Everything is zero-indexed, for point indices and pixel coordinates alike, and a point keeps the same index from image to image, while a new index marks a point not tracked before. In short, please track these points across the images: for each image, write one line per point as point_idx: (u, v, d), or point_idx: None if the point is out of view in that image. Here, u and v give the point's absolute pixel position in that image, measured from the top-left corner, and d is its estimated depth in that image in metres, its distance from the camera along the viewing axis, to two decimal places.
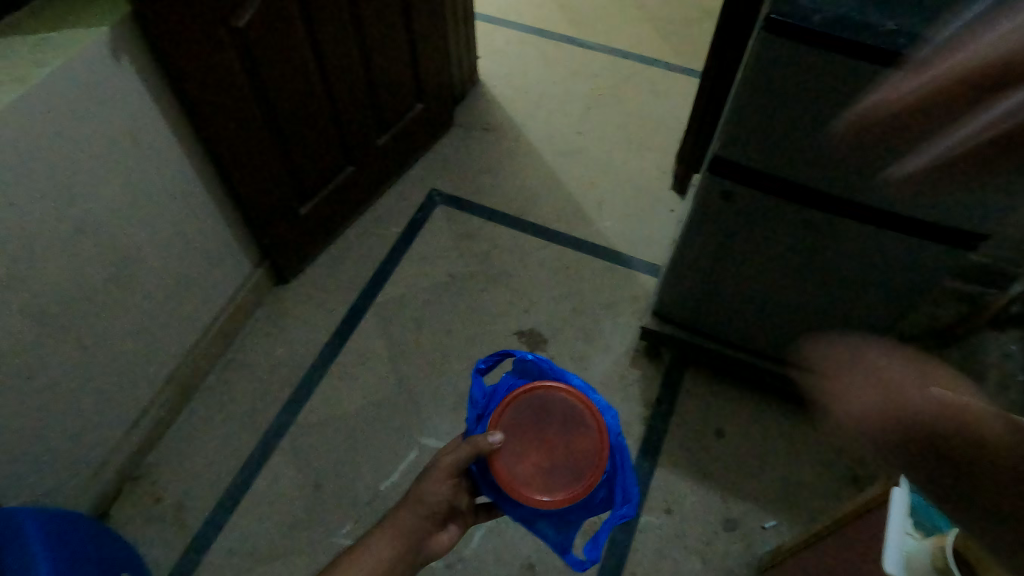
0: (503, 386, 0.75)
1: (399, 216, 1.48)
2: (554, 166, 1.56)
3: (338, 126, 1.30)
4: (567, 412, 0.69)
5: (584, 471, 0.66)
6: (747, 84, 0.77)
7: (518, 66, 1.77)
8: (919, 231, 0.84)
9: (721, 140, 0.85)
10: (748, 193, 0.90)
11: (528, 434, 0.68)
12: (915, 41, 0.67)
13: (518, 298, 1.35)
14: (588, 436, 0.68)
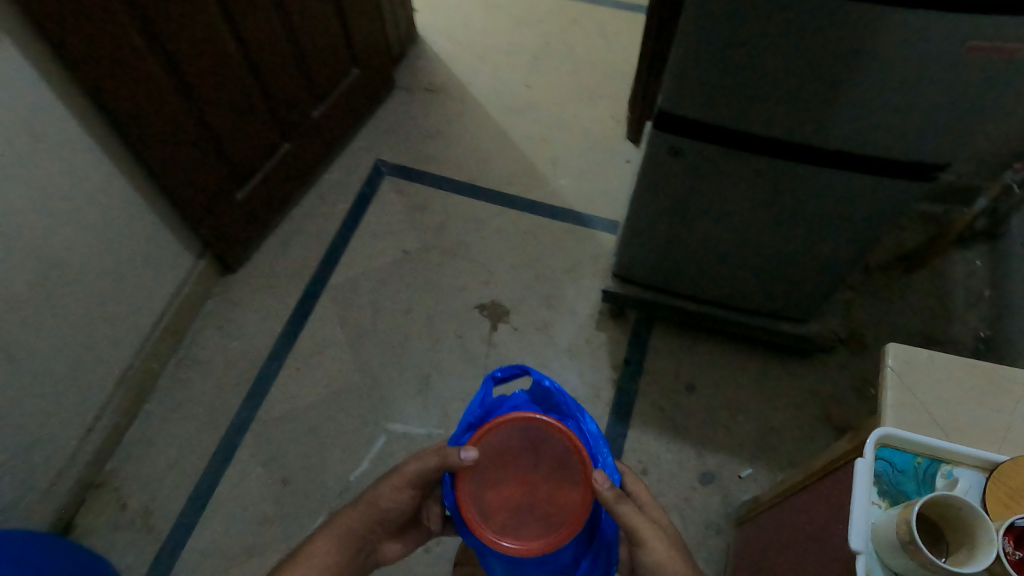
0: (510, 402, 0.74)
1: (345, 192, 1.39)
2: (505, 124, 1.48)
3: (267, 101, 1.20)
4: (558, 456, 0.66)
5: (554, 524, 0.63)
6: (691, 27, 0.71)
7: (459, 17, 1.66)
8: (873, 167, 0.81)
9: (667, 91, 0.80)
10: (698, 147, 0.85)
11: (508, 463, 0.66)
12: None
13: (477, 268, 1.31)
14: (572, 491, 0.64)
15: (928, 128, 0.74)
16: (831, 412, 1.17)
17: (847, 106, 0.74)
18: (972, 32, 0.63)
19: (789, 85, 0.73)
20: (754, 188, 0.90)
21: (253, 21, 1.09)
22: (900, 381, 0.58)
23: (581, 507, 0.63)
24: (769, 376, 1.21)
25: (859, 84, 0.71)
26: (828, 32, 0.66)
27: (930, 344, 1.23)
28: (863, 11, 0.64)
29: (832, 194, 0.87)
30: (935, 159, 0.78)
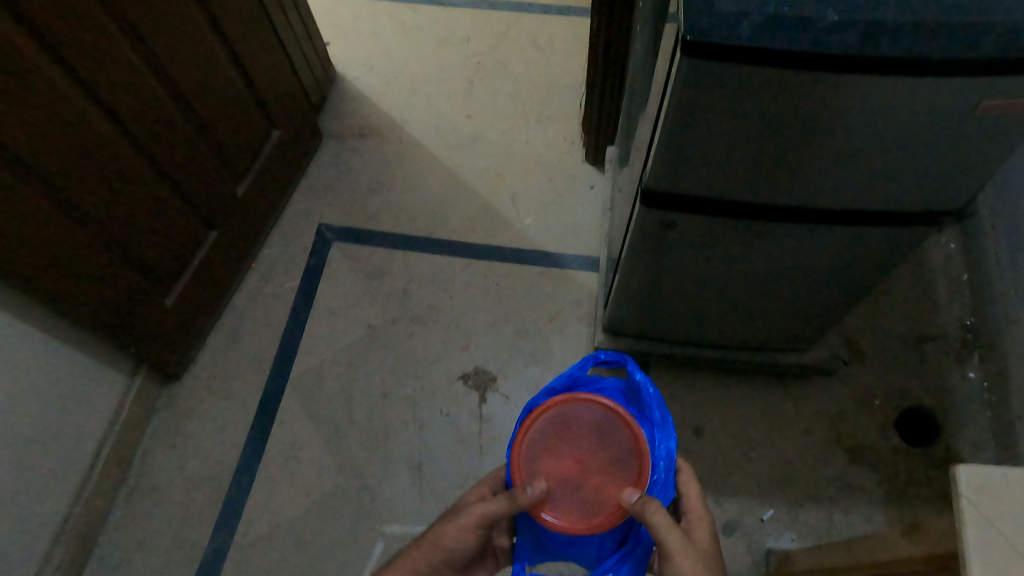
0: (600, 386, 0.70)
1: (290, 268, 1.24)
2: (452, 164, 1.34)
3: (181, 194, 1.04)
4: (621, 452, 0.62)
5: (590, 514, 0.59)
6: (678, 109, 0.60)
7: (378, 45, 1.47)
8: (878, 220, 0.74)
9: (654, 172, 0.70)
10: (688, 219, 0.76)
11: (570, 440, 0.62)
12: (872, 36, 0.51)
13: (451, 333, 1.19)
14: (620, 491, 0.60)
15: (940, 178, 0.66)
16: (840, 431, 1.13)
17: (855, 168, 0.66)
18: (993, 93, 0.55)
19: (788, 157, 0.65)
20: (755, 250, 0.82)
21: (142, 109, 0.91)
22: (981, 517, 0.48)
23: (620, 505, 0.59)
24: (774, 404, 1.16)
25: (868, 148, 0.62)
26: (835, 102, 0.57)
27: (923, 340, 1.19)
28: (872, 83, 0.54)
29: (841, 245, 0.79)
30: (946, 206, 0.71)
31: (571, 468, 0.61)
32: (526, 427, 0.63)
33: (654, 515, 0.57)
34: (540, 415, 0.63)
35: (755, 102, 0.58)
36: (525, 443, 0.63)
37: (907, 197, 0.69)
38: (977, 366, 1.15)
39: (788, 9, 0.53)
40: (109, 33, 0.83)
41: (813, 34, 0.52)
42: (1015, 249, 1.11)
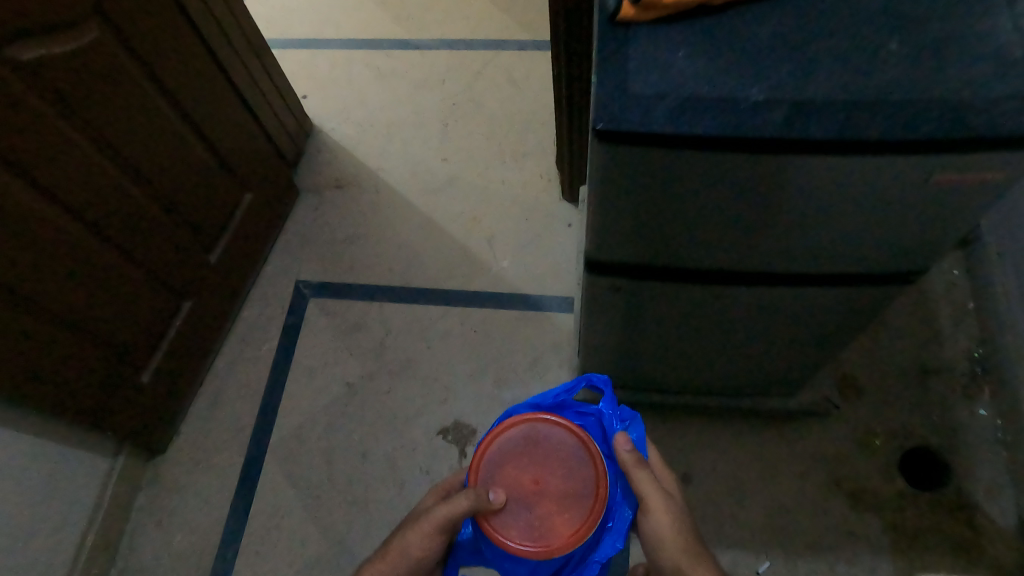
0: (585, 412, 0.66)
1: (269, 328, 1.24)
2: (428, 211, 1.31)
3: (150, 270, 1.06)
4: (579, 488, 0.57)
5: (531, 539, 0.56)
6: (604, 187, 0.57)
7: (353, 93, 1.45)
8: (845, 278, 0.68)
9: (595, 246, 0.66)
10: (643, 284, 0.72)
11: (535, 458, 0.58)
12: (796, 116, 0.47)
13: (430, 387, 1.17)
14: (568, 525, 0.56)
15: (902, 242, 0.62)
16: (838, 474, 1.07)
17: (806, 238, 0.61)
18: (941, 169, 0.50)
19: (729, 228, 0.61)
20: (720, 308, 0.77)
21: (95, 189, 0.92)
22: None
23: (563, 539, 0.55)
24: (769, 448, 1.11)
25: (816, 218, 0.58)
26: (767, 177, 0.53)
27: (926, 373, 1.13)
28: (804, 159, 0.50)
29: (808, 305, 0.74)
30: (917, 264, 0.66)
31: (527, 487, 0.57)
32: (497, 431, 0.60)
33: (640, 472, 0.62)
34: (514, 424, 0.60)
35: (683, 179, 0.55)
36: (494, 445, 0.59)
37: (869, 262, 0.65)
38: (987, 402, 1.08)
39: (704, 90, 0.49)
40: (52, 119, 0.84)
41: (730, 116, 0.48)
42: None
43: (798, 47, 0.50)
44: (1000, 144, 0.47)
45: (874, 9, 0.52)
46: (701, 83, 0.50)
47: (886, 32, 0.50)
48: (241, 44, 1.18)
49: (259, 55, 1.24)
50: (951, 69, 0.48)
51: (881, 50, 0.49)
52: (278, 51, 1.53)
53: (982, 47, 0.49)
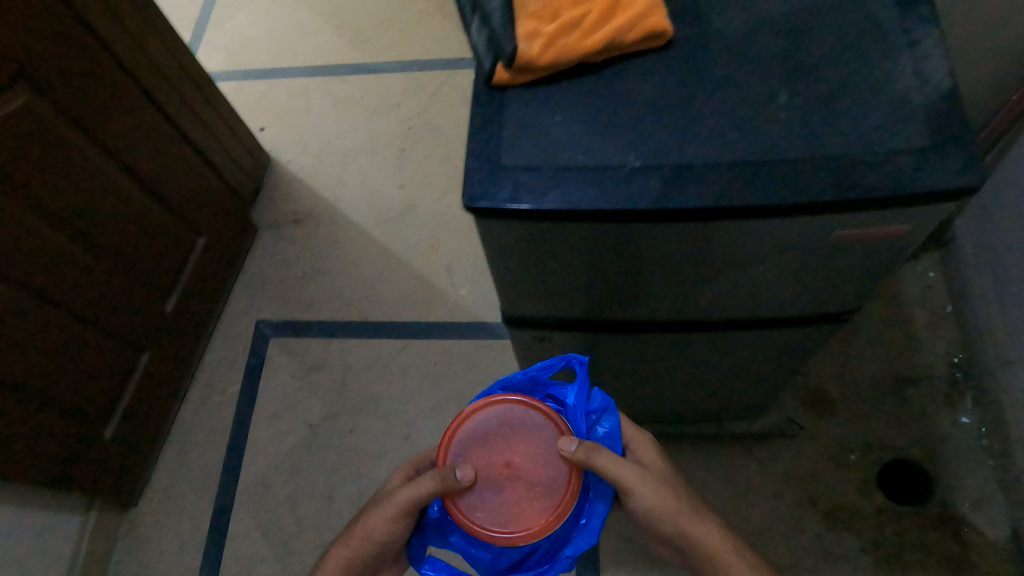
0: (562, 404, 0.57)
1: (231, 370, 1.23)
2: (386, 240, 1.30)
3: (104, 327, 1.04)
4: (554, 480, 0.49)
5: (498, 525, 0.48)
6: (499, 253, 0.55)
7: (309, 123, 1.43)
8: (771, 323, 0.65)
9: (509, 302, 0.64)
10: (563, 334, 0.70)
11: (509, 440, 0.50)
12: (678, 185, 0.44)
13: (394, 424, 1.15)
14: (537, 515, 0.48)
15: (824, 288, 0.58)
16: (814, 494, 1.01)
17: (718, 291, 0.58)
18: (846, 224, 0.47)
19: (636, 286, 0.59)
20: (652, 351, 0.74)
21: (40, 255, 0.91)
22: None
23: (532, 529, 0.48)
24: (739, 468, 1.05)
25: (722, 273, 0.55)
26: (662, 242, 0.50)
27: (903, 383, 1.07)
28: (695, 227, 0.47)
29: (741, 345, 0.72)
30: (845, 306, 0.62)
31: (496, 471, 0.49)
32: (471, 407, 0.51)
33: (600, 457, 0.51)
34: (489, 402, 0.51)
35: (577, 245, 0.52)
36: (466, 421, 0.51)
37: (790, 309, 0.62)
38: (971, 410, 1.03)
39: (583, 158, 0.46)
40: None
41: (610, 186, 0.45)
42: (1003, 275, 0.99)
43: (685, 104, 0.47)
44: (902, 201, 0.43)
45: (769, 54, 0.48)
46: (581, 150, 0.46)
47: (779, 80, 0.47)
48: (187, 86, 1.16)
49: (208, 93, 1.21)
50: (842, 123, 0.45)
51: (773, 103, 0.46)
52: (235, 82, 1.51)
53: (882, 96, 0.45)
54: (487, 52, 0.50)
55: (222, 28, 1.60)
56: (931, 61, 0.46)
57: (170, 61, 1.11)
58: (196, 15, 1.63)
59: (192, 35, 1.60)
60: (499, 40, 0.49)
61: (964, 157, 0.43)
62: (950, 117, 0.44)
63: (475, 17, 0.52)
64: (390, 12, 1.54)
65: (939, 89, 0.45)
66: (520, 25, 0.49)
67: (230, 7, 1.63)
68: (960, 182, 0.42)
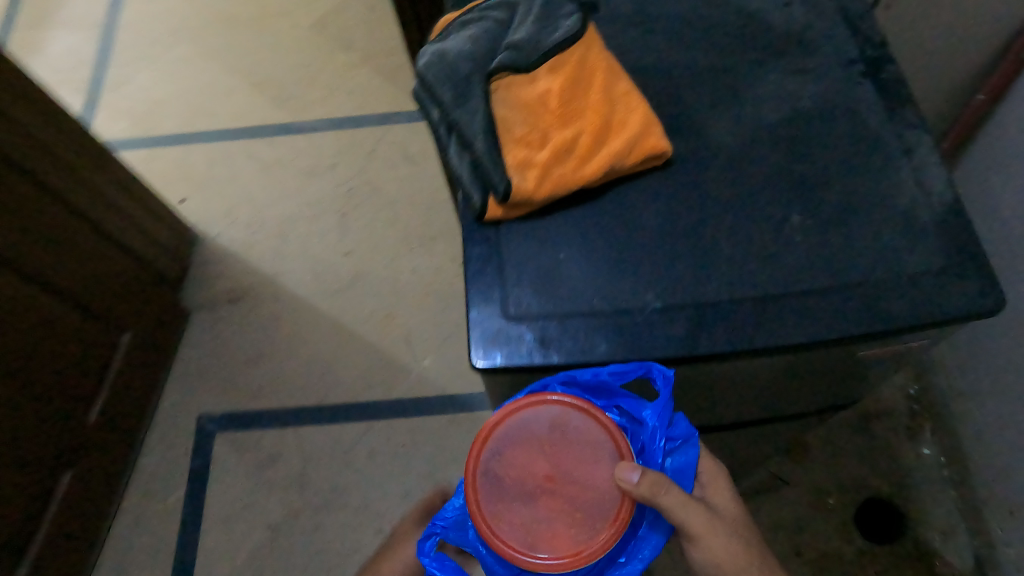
0: (634, 422, 0.42)
1: (172, 477, 1.11)
2: (336, 313, 1.22)
3: (17, 457, 0.90)
4: (600, 506, 0.38)
5: (522, 544, 0.37)
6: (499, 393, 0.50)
7: (236, 192, 1.33)
8: (774, 418, 0.63)
9: None
10: None
11: (559, 448, 0.39)
12: (702, 330, 0.41)
13: (364, 517, 1.07)
14: (572, 544, 0.37)
15: (833, 388, 0.56)
16: (799, 543, 1.01)
17: (726, 404, 0.56)
18: (871, 347, 0.45)
19: None
20: None
21: None
22: None
23: (561, 557, 0.37)
24: None
25: (734, 390, 0.53)
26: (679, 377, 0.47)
27: (869, 420, 1.09)
28: (717, 365, 0.44)
29: (740, 435, 0.70)
30: (848, 396, 0.61)
31: (532, 481, 0.38)
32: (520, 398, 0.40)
33: (667, 498, 0.39)
34: (544, 399, 0.40)
35: None
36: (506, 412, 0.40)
37: (795, 408, 0.60)
38: (930, 440, 1.05)
39: (595, 305, 0.42)
40: None
41: (628, 333, 0.42)
42: None
43: (696, 235, 0.44)
44: (930, 328, 0.42)
45: (772, 170, 0.46)
46: (591, 296, 0.43)
47: (788, 198, 0.44)
48: (94, 171, 1.03)
49: (121, 177, 1.09)
50: (858, 248, 0.43)
51: (786, 228, 0.44)
52: (146, 150, 1.39)
53: (892, 212, 0.44)
54: (473, 182, 0.45)
55: (122, 92, 1.47)
56: (932, 172, 0.45)
57: (70, 148, 0.99)
58: (88, 78, 1.49)
59: (86, 101, 1.46)
60: (488, 171, 0.44)
61: (981, 278, 0.42)
62: (960, 235, 0.43)
63: (453, 140, 0.47)
64: (311, 65, 1.46)
65: (944, 201, 0.44)
66: (509, 154, 0.45)
67: (128, 67, 1.51)
68: (980, 307, 0.42)
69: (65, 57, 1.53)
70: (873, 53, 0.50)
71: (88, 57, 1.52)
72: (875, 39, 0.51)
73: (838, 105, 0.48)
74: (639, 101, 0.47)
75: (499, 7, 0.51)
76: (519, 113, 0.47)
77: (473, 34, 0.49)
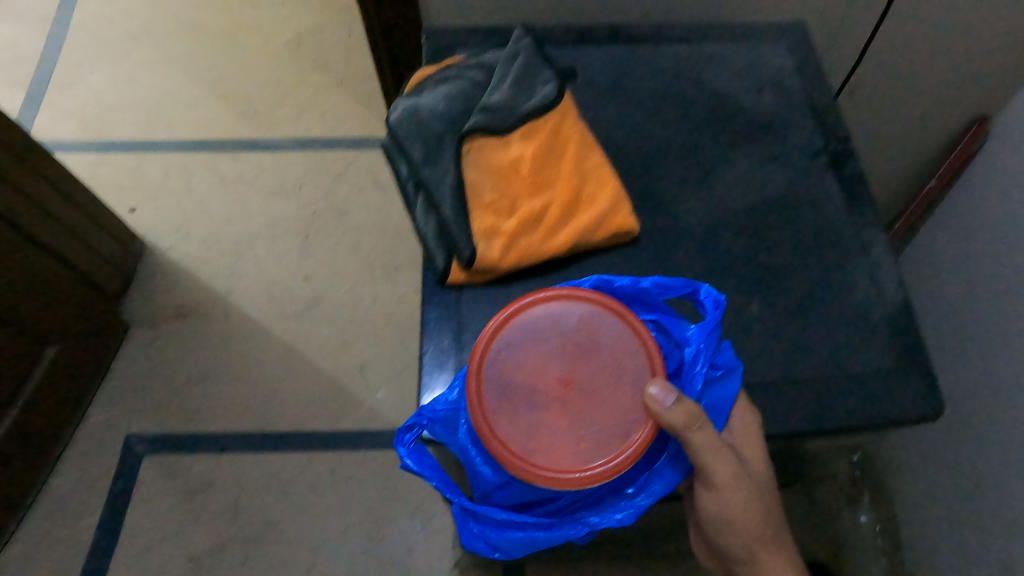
0: (675, 340, 0.43)
1: (90, 501, 1.05)
2: (287, 337, 1.19)
3: None
4: (614, 423, 0.38)
5: (527, 443, 0.38)
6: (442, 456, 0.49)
7: (191, 206, 1.31)
8: None
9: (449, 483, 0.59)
10: None
11: (585, 357, 0.40)
12: None
13: (294, 553, 1.03)
14: (575, 454, 0.38)
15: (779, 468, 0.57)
16: None
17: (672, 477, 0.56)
18: (815, 439, 0.46)
19: None
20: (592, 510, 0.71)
21: None
22: None
23: (564, 466, 0.37)
24: None
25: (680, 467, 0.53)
26: None
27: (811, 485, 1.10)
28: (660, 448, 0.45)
29: None
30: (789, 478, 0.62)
31: (547, 386, 0.39)
32: (558, 300, 0.41)
33: (698, 435, 0.38)
34: (580, 307, 0.41)
35: None
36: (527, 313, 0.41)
37: None
38: (868, 508, 0.99)
39: None
40: None
41: None
42: None
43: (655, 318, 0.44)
44: (876, 427, 0.43)
45: (734, 256, 0.46)
46: None
47: (746, 285, 0.45)
48: (36, 186, 1.00)
49: (58, 186, 1.05)
50: (810, 343, 0.44)
51: (743, 315, 0.44)
52: (94, 155, 1.35)
53: (845, 309, 0.45)
54: (438, 245, 0.44)
55: (70, 92, 1.43)
56: (887, 272, 0.46)
57: (5, 155, 0.95)
58: (31, 74, 1.44)
59: (27, 98, 1.41)
60: (452, 234, 0.44)
61: (925, 383, 0.43)
62: (908, 335, 0.45)
63: (421, 199, 0.47)
64: (284, 82, 1.44)
65: (895, 301, 0.46)
66: (476, 220, 0.44)
67: (79, 67, 1.47)
68: (924, 411, 0.42)
69: (8, 49, 1.47)
70: (837, 147, 0.52)
71: (32, 53, 1.47)
72: (840, 134, 0.52)
73: (803, 195, 0.49)
74: (609, 176, 0.47)
75: (477, 67, 0.51)
76: (489, 177, 0.46)
77: (448, 93, 0.49)
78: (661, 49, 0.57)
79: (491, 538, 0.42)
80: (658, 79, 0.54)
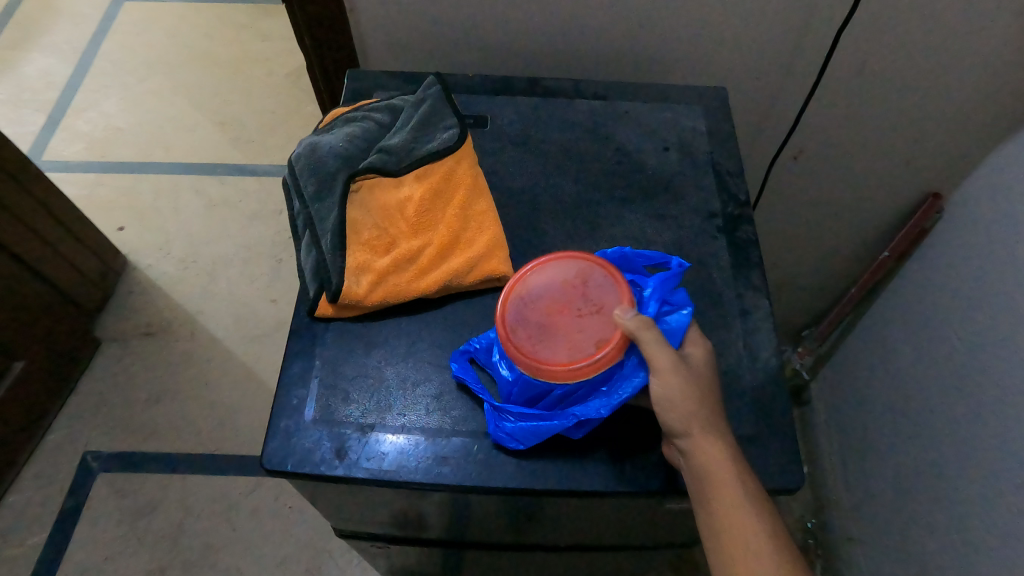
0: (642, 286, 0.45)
1: (39, 519, 1.04)
2: (251, 360, 1.20)
3: None
4: (598, 331, 0.41)
5: (532, 348, 0.41)
6: (309, 493, 0.49)
7: (178, 228, 1.34)
8: (616, 548, 0.63)
9: (334, 518, 0.59)
10: (398, 544, 0.67)
11: (581, 292, 0.42)
12: (490, 467, 0.42)
13: None
14: (563, 363, 0.40)
15: (666, 527, 0.56)
16: None
17: (550, 527, 0.56)
18: (671, 501, 0.45)
19: (467, 521, 0.55)
20: (497, 560, 0.70)
21: None
22: None
23: (554, 369, 0.40)
24: None
25: (550, 518, 0.53)
26: (486, 502, 0.47)
27: None
28: (510, 499, 0.44)
29: (594, 560, 0.68)
30: (683, 539, 0.61)
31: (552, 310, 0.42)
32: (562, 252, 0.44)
33: (650, 336, 0.40)
34: (580, 257, 0.43)
35: (399, 495, 0.47)
36: (539, 266, 0.43)
37: (625, 540, 0.60)
38: None
39: (390, 425, 0.42)
40: None
41: (417, 461, 0.41)
42: (839, 449, 1.02)
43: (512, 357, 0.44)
44: None
45: None
46: (390, 415, 0.43)
47: None
48: (25, 202, 1.03)
49: (47, 205, 1.08)
50: None
51: None
52: (95, 175, 1.40)
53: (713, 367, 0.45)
54: (312, 279, 0.46)
55: (85, 115, 1.49)
56: (760, 333, 0.47)
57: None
58: (54, 99, 1.51)
59: (47, 121, 1.48)
60: (327, 269, 0.45)
61: (785, 454, 0.43)
62: (774, 403, 0.45)
63: (307, 235, 0.48)
64: (279, 112, 1.50)
65: (767, 367, 0.46)
66: (350, 255, 0.46)
67: (97, 93, 1.54)
68: (777, 483, 0.42)
69: (39, 77, 1.55)
70: (733, 211, 0.52)
71: (60, 80, 1.55)
72: (739, 198, 0.52)
73: (690, 251, 0.50)
74: (490, 221, 0.48)
75: (385, 110, 0.53)
76: (373, 215, 0.47)
77: (350, 132, 0.51)
78: (576, 101, 0.57)
79: (510, 428, 0.42)
80: (567, 130, 0.55)
